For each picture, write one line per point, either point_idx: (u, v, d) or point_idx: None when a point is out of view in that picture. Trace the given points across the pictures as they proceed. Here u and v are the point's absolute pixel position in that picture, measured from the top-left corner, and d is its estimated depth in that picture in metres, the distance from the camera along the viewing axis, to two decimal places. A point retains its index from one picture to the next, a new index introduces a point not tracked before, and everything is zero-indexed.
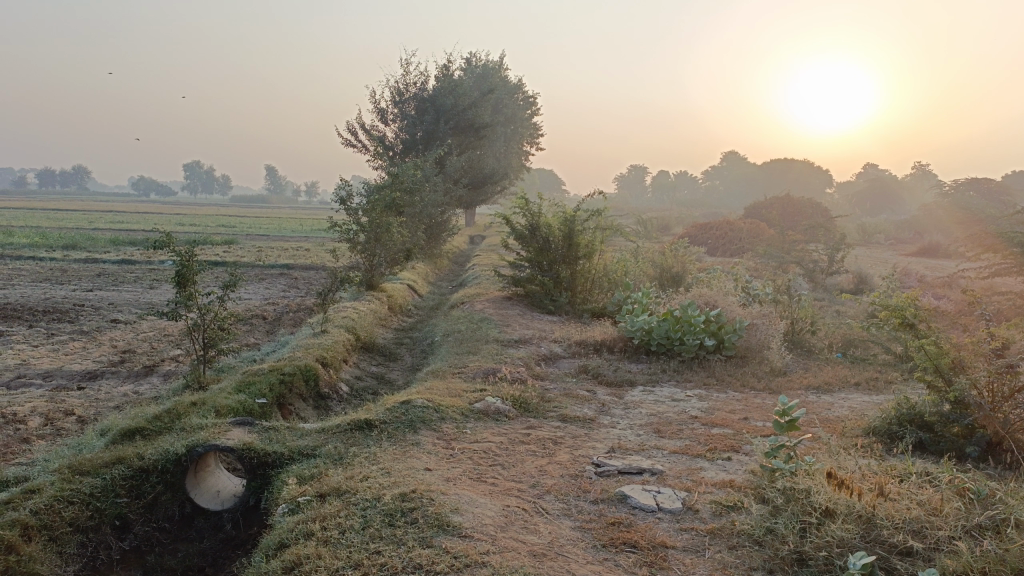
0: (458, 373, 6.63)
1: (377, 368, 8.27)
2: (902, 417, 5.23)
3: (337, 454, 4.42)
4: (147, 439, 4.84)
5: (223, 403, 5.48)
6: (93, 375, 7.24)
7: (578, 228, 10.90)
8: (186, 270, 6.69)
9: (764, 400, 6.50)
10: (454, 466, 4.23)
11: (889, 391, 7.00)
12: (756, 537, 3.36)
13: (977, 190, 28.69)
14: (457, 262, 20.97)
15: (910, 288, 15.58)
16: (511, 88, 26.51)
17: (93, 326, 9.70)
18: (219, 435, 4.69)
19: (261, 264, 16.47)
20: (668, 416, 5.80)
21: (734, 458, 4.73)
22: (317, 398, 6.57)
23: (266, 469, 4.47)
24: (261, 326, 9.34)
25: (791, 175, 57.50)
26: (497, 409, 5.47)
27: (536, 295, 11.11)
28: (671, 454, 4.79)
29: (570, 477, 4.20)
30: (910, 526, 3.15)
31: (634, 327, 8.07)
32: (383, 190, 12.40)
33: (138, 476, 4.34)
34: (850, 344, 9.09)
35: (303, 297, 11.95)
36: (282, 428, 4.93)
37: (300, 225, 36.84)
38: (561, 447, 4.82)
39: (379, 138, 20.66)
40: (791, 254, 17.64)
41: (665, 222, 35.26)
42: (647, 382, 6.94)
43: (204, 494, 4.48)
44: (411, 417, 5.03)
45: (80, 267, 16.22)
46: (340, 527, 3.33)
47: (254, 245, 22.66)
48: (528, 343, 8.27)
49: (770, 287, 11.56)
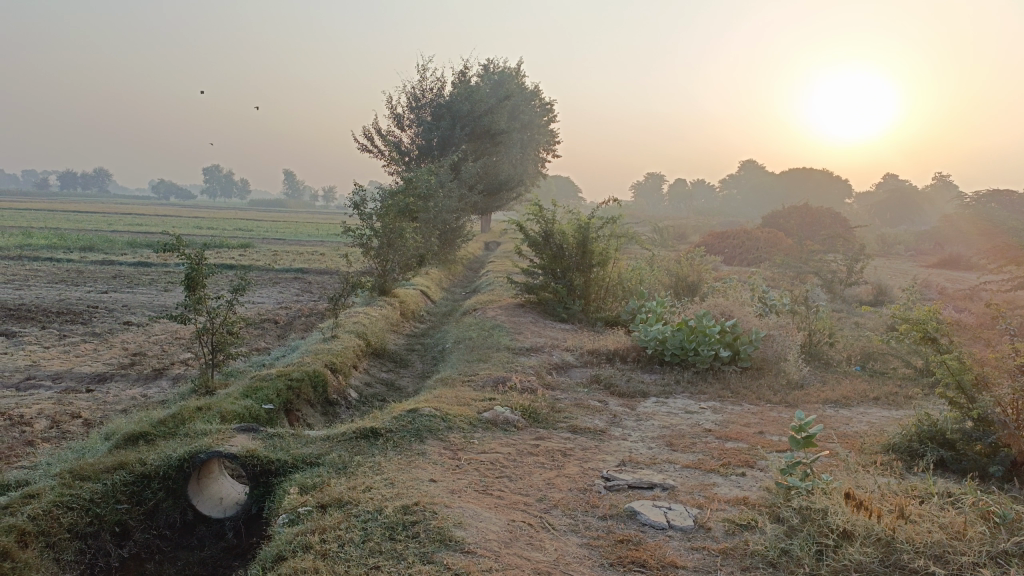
0: (468, 381, 6.54)
1: (387, 374, 8.20)
2: (923, 434, 5.08)
3: (341, 463, 4.33)
4: (150, 444, 4.78)
5: (229, 409, 5.42)
6: (103, 378, 7.22)
7: (593, 235, 10.79)
8: (196, 273, 6.65)
9: (780, 413, 6.35)
10: (459, 477, 4.14)
11: (909, 407, 6.83)
12: (770, 559, 3.24)
13: (999, 202, 28.26)
14: (471, 268, 20.92)
15: (931, 300, 15.32)
16: (527, 95, 26.46)
17: (106, 328, 9.71)
18: (223, 441, 4.63)
19: (275, 268, 16.49)
20: (681, 428, 5.68)
21: (748, 473, 4.61)
22: (325, 405, 6.50)
23: (269, 476, 4.39)
24: (272, 330, 9.30)
25: (809, 184, 57.05)
26: (506, 419, 5.37)
27: (549, 303, 11.01)
28: (683, 468, 4.67)
29: (578, 491, 4.09)
30: (932, 551, 3.00)
31: (648, 337, 7.95)
32: (397, 196, 12.36)
33: (140, 482, 4.27)
34: (869, 357, 8.91)
35: (315, 301, 11.92)
36: (287, 436, 4.86)
37: (317, 230, 37.02)
38: (571, 459, 4.72)
39: (395, 143, 20.66)
40: (810, 264, 17.42)
41: (682, 230, 35.05)
42: (660, 393, 6.82)
43: (207, 501, 4.42)
44: (418, 426, 4.94)
45: (96, 268, 16.30)
46: (340, 540, 3.24)
47: (270, 249, 22.72)
48: (540, 351, 8.18)
49: (788, 298, 11.40)
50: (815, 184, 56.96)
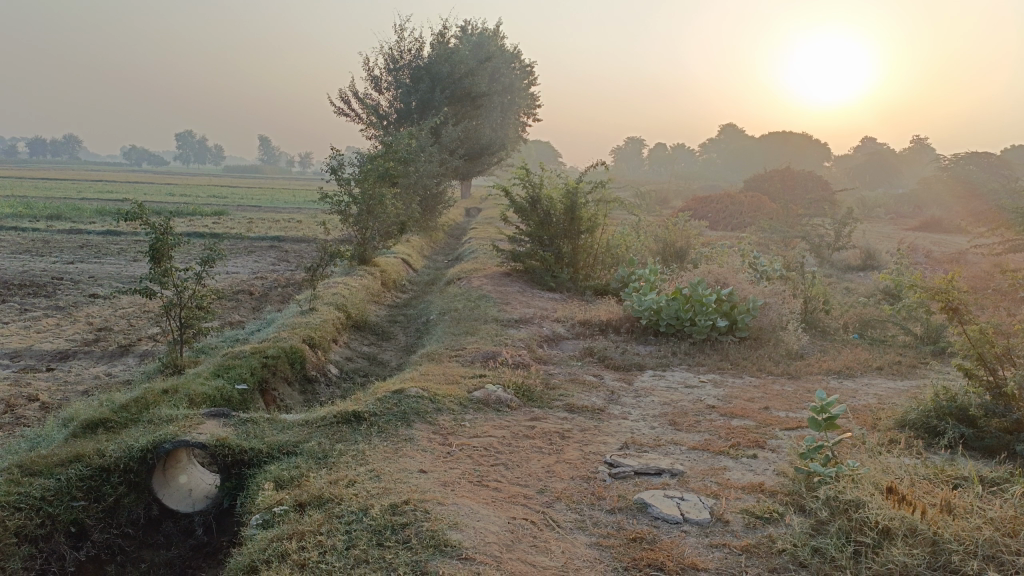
0: (456, 357, 6.16)
1: (369, 348, 7.81)
2: (943, 410, 4.76)
3: (321, 452, 3.95)
4: (110, 432, 4.37)
5: (198, 390, 5.01)
6: (65, 355, 6.76)
7: (581, 201, 10.37)
8: (161, 244, 6.16)
9: (785, 387, 6.04)
10: (451, 467, 3.78)
11: (915, 378, 6.56)
12: (801, 559, 2.92)
13: (978, 164, 28.18)
14: (453, 235, 20.44)
15: (919, 264, 15.13)
16: (508, 57, 25.74)
17: (70, 301, 9.19)
18: (190, 429, 4.22)
19: (249, 236, 15.93)
20: (683, 405, 5.34)
21: (760, 455, 4.29)
22: (303, 383, 6.10)
23: (241, 468, 4.00)
24: (247, 303, 8.85)
25: (790, 148, 56.79)
26: (499, 398, 5.00)
27: (536, 271, 10.62)
28: (690, 450, 4.34)
29: (581, 480, 3.75)
30: (984, 551, 2.70)
31: (642, 306, 7.61)
32: (376, 160, 11.82)
33: (97, 476, 3.88)
34: (867, 325, 8.63)
35: (291, 272, 11.44)
36: (261, 421, 4.46)
37: (293, 197, 36.30)
38: (570, 442, 4.37)
39: (372, 107, 20.02)
40: (797, 229, 17.15)
41: (664, 195, 34.68)
42: (657, 366, 6.48)
43: (173, 494, 4.05)
44: (404, 409, 4.57)
45: (63, 238, 15.63)
46: (320, 548, 2.88)
47: (245, 216, 22.03)
48: (529, 323, 7.81)
49: (779, 265, 11.10)
50: (796, 147, 56.72)
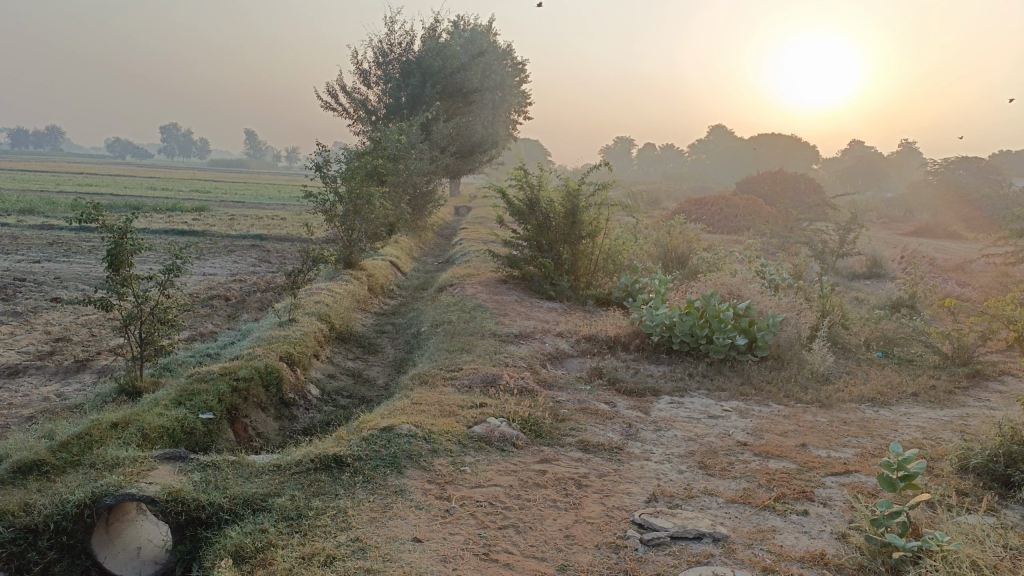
0: (451, 380, 5.50)
1: (354, 363, 7.12)
2: (1013, 454, 4.08)
3: (294, 511, 3.29)
4: (46, 478, 3.66)
5: (155, 424, 4.32)
6: (14, 370, 6.03)
7: (582, 204, 9.72)
8: (120, 250, 5.44)
9: (818, 418, 5.40)
10: (451, 532, 3.13)
11: (955, 405, 5.97)
12: None
13: (969, 169, 27.96)
14: (442, 236, 19.73)
15: (924, 273, 14.61)
16: (500, 53, 25.03)
17: (29, 306, 8.43)
18: (138, 477, 3.54)
19: (229, 234, 15.16)
20: (711, 442, 4.71)
21: (812, 511, 3.66)
22: (279, 407, 5.41)
23: (198, 528, 3.32)
24: (222, 310, 8.16)
25: (781, 150, 56.44)
26: (503, 434, 4.35)
27: (534, 278, 9.97)
28: (729, 504, 3.71)
29: (608, 550, 3.11)
30: None
31: (653, 322, 6.96)
32: (364, 157, 11.12)
33: (21, 540, 3.20)
34: (890, 342, 8.02)
35: (272, 275, 10.73)
36: (225, 465, 3.77)
37: (280, 193, 35.19)
38: (588, 493, 3.73)
39: (361, 101, 19.28)
40: (798, 235, 16.59)
41: (656, 196, 34.10)
42: (673, 392, 5.84)
43: (119, 555, 3.39)
44: (394, 451, 3.91)
45: (32, 234, 14.77)
46: None
47: (226, 213, 21.19)
48: (530, 337, 7.15)
49: (788, 274, 10.50)
50: (786, 149, 56.40)
